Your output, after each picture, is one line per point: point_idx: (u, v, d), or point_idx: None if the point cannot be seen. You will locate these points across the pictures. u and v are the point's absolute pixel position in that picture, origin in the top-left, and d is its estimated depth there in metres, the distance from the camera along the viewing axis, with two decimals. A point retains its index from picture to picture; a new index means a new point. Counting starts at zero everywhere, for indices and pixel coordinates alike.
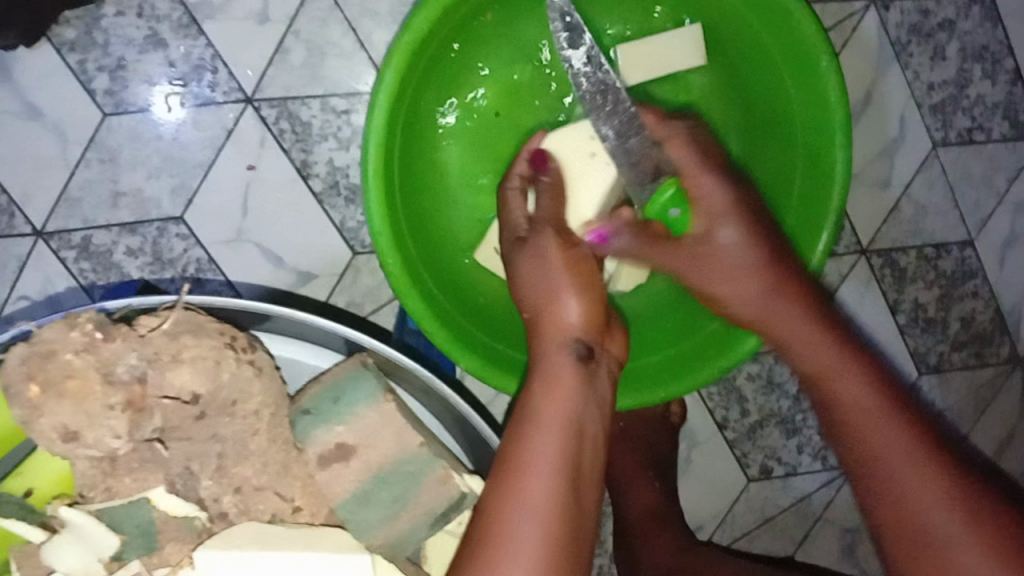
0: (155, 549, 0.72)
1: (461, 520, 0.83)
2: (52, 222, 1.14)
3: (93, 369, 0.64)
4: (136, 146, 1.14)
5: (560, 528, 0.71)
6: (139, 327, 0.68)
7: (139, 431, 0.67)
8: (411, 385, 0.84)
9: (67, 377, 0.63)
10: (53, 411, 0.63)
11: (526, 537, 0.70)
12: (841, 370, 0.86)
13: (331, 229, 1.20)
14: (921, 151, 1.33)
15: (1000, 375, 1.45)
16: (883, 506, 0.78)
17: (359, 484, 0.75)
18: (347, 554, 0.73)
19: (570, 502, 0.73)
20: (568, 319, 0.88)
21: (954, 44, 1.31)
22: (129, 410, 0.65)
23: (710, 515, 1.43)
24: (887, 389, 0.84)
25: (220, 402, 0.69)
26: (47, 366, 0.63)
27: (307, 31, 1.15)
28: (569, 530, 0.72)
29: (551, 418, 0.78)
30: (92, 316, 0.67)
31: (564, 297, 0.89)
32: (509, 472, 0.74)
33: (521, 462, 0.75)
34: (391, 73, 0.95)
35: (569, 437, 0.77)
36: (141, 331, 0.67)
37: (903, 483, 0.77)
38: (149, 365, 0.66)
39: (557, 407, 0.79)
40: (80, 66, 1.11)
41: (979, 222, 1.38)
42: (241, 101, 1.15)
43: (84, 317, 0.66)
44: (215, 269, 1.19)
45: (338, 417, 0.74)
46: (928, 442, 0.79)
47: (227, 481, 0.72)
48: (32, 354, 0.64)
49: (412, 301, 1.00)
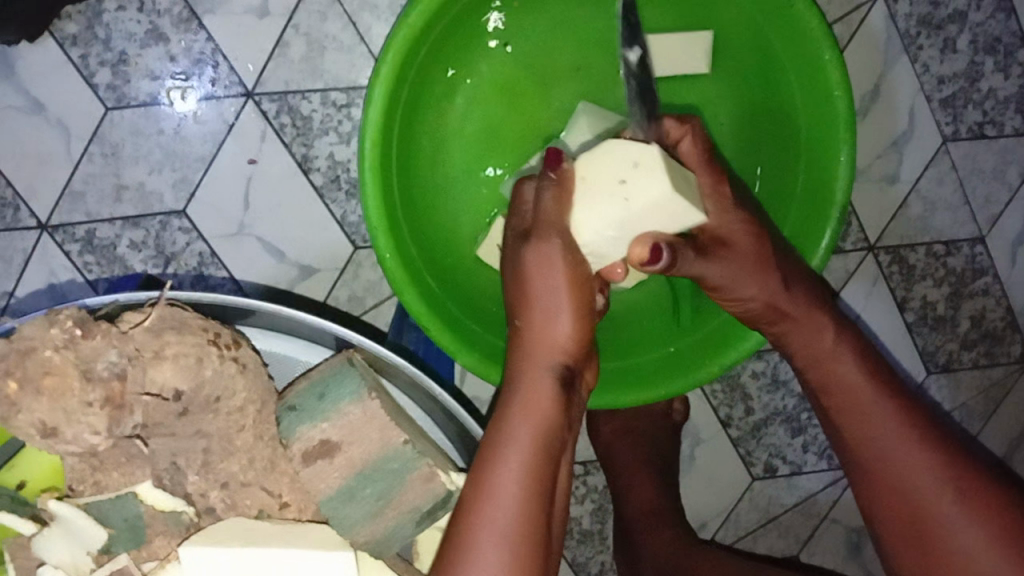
0: (143, 543, 0.74)
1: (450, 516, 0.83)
2: (56, 215, 1.15)
3: (71, 366, 0.65)
4: (138, 140, 1.15)
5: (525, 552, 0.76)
6: (121, 323, 0.69)
7: (119, 429, 0.68)
8: (400, 380, 0.84)
9: (44, 374, 0.64)
10: (30, 408, 0.64)
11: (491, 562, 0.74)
12: (848, 375, 0.93)
13: (332, 223, 1.20)
14: (930, 146, 1.30)
15: (1012, 375, 1.43)
16: (884, 495, 0.89)
17: (345, 481, 0.74)
18: (331, 551, 0.74)
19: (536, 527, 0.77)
20: (560, 342, 0.83)
21: (965, 37, 1.28)
22: (107, 407, 0.66)
23: (713, 512, 1.42)
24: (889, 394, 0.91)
25: (203, 399, 0.70)
26: (25, 362, 0.64)
27: (306, 25, 1.15)
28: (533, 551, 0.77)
29: (523, 445, 0.79)
30: (73, 312, 0.66)
31: (560, 316, 0.83)
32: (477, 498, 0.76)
33: (484, 499, 0.76)
34: (387, 66, 0.95)
35: (542, 467, 0.79)
36: (122, 328, 0.68)
37: (907, 477, 0.88)
38: (129, 362, 0.67)
39: (530, 435, 0.79)
40: (83, 60, 1.12)
41: (990, 219, 1.36)
42: (241, 95, 1.15)
43: (65, 313, 0.65)
44: (218, 263, 1.19)
45: (324, 413, 0.74)
46: (920, 439, 0.89)
47: (214, 476, 0.72)
48: (12, 350, 0.64)
49: (408, 296, 1.00)
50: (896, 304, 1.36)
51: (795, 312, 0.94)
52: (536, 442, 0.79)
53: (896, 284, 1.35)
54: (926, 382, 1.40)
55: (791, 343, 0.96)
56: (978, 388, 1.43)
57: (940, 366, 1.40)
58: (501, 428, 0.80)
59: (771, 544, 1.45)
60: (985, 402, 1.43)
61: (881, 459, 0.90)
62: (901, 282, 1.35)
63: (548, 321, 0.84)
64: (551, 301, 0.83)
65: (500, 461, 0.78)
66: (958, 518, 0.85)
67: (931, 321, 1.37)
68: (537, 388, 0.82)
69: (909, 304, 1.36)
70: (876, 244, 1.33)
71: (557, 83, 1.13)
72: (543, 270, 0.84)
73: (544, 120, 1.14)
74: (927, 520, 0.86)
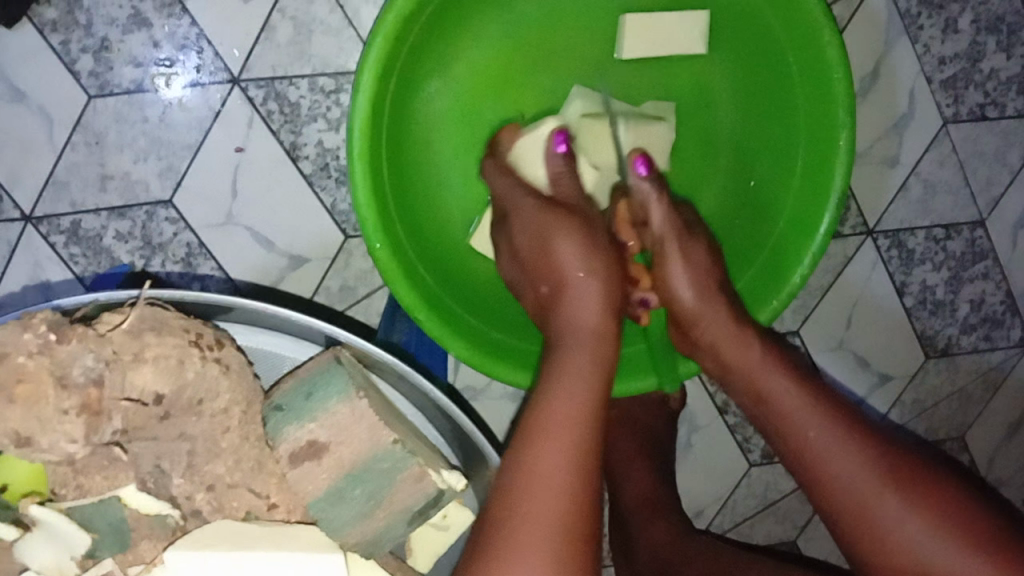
0: (129, 546, 0.73)
1: (444, 513, 0.82)
2: (41, 206, 1.12)
3: (47, 373, 0.63)
4: (122, 128, 1.12)
5: (585, 492, 0.71)
6: (100, 325, 0.67)
7: (97, 435, 0.66)
8: (388, 375, 0.82)
9: (18, 381, 0.62)
10: (5, 417, 0.62)
11: (543, 504, 0.69)
12: (764, 372, 0.91)
13: (323, 211, 1.18)
14: (931, 128, 1.28)
15: (1011, 359, 1.42)
16: (833, 499, 0.83)
17: (334, 481, 0.73)
18: (321, 554, 0.73)
19: (593, 463, 0.73)
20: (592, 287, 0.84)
21: (967, 16, 1.25)
22: (84, 414, 0.64)
23: (710, 499, 1.42)
24: (804, 381, 0.90)
25: (185, 403, 0.69)
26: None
27: (292, 8, 1.12)
28: (588, 493, 0.71)
29: (581, 375, 0.78)
30: (48, 316, 0.65)
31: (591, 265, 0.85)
32: (527, 439, 0.73)
33: (543, 431, 0.73)
34: (373, 55, 0.92)
35: (598, 409, 0.77)
36: (101, 331, 0.66)
37: (848, 469, 0.82)
38: (107, 366, 0.65)
39: (587, 369, 0.78)
40: (63, 46, 1.09)
41: (991, 202, 1.34)
42: (227, 82, 1.12)
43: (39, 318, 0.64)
44: (206, 253, 1.17)
45: (310, 413, 0.72)
46: (851, 422, 0.85)
47: (199, 478, 0.71)
48: None
49: (400, 287, 0.98)
50: (896, 289, 1.34)
51: (705, 310, 0.94)
52: (599, 372, 0.79)
53: (895, 268, 1.33)
54: (924, 367, 1.39)
55: (714, 353, 0.95)
56: (978, 373, 1.41)
57: (939, 352, 1.39)
58: (553, 371, 0.78)
59: (768, 529, 1.45)
60: (984, 386, 1.42)
61: (814, 460, 0.84)
62: (900, 266, 1.33)
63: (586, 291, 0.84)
64: (586, 270, 0.85)
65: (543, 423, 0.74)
66: (900, 510, 0.79)
67: (930, 305, 1.36)
68: (589, 323, 0.82)
69: (908, 289, 1.34)
70: (876, 228, 1.31)
71: (549, 70, 1.11)
72: (569, 237, 0.87)
73: (535, 107, 1.12)
74: (876, 513, 0.80)
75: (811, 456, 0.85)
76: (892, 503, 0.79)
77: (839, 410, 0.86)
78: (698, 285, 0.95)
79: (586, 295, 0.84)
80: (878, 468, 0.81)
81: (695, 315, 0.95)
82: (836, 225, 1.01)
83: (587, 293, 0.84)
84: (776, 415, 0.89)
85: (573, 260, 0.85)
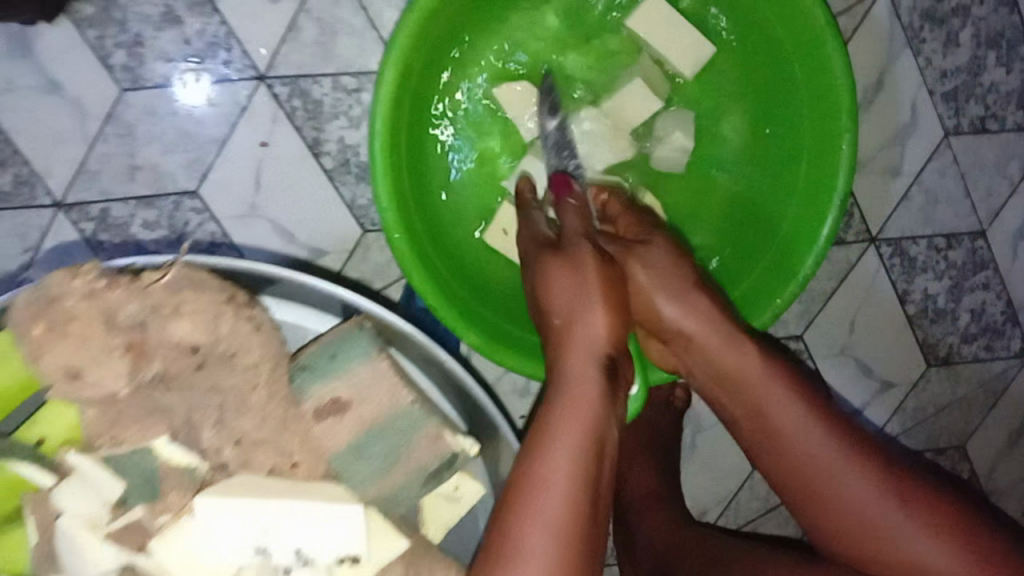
0: (156, 496, 0.77)
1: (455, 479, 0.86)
2: (71, 193, 1.17)
3: (96, 316, 0.69)
4: (152, 121, 1.17)
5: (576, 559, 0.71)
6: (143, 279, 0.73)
7: (142, 374, 0.71)
8: (410, 348, 0.90)
9: (68, 320, 0.68)
10: (57, 352, 0.68)
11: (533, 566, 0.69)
12: (775, 401, 0.95)
13: (342, 206, 1.22)
14: (932, 140, 1.32)
15: (1012, 368, 1.45)
16: (817, 514, 0.93)
17: (356, 433, 0.81)
18: (340, 507, 0.77)
19: (587, 527, 0.73)
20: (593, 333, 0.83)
21: (966, 31, 1.30)
22: (130, 353, 0.70)
23: (714, 502, 1.44)
24: (818, 408, 0.95)
25: (220, 354, 0.74)
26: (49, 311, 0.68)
27: (318, 10, 1.17)
28: (582, 558, 0.72)
29: (569, 434, 0.76)
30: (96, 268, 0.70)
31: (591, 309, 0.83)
32: (514, 506, 0.73)
33: (534, 495, 0.73)
34: (396, 48, 0.97)
35: (591, 469, 0.75)
36: (144, 283, 0.72)
37: (847, 486, 0.90)
38: (150, 314, 0.71)
39: (575, 429, 0.76)
40: (99, 41, 1.14)
41: (990, 213, 1.37)
42: (254, 79, 1.17)
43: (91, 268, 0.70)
44: (229, 244, 1.21)
45: (334, 371, 0.81)
46: (852, 442, 0.92)
47: (228, 432, 0.76)
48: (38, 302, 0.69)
49: (415, 274, 1.01)
50: (898, 296, 1.37)
51: (691, 329, 0.96)
52: (590, 432, 0.77)
53: (897, 276, 1.36)
54: (926, 375, 1.42)
55: (708, 377, 0.99)
56: (979, 382, 1.44)
57: (940, 360, 1.41)
58: (544, 431, 0.77)
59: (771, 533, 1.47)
60: (985, 395, 1.45)
61: (824, 489, 0.91)
62: (902, 274, 1.36)
63: (585, 312, 0.83)
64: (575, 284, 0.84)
65: (547, 448, 0.75)
66: (902, 521, 0.87)
67: (931, 314, 1.39)
68: (586, 384, 0.79)
69: (910, 297, 1.37)
70: (879, 236, 1.34)
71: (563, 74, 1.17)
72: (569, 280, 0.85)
73: None
74: (867, 523, 0.89)
75: (829, 482, 0.91)
76: (892, 516, 0.88)
77: (842, 428, 0.94)
78: (679, 306, 0.96)
79: (589, 322, 0.83)
80: (876, 484, 0.89)
81: (690, 334, 0.96)
82: (838, 226, 1.01)
83: (585, 314, 0.83)
84: (784, 445, 0.94)
85: (563, 279, 0.85)
